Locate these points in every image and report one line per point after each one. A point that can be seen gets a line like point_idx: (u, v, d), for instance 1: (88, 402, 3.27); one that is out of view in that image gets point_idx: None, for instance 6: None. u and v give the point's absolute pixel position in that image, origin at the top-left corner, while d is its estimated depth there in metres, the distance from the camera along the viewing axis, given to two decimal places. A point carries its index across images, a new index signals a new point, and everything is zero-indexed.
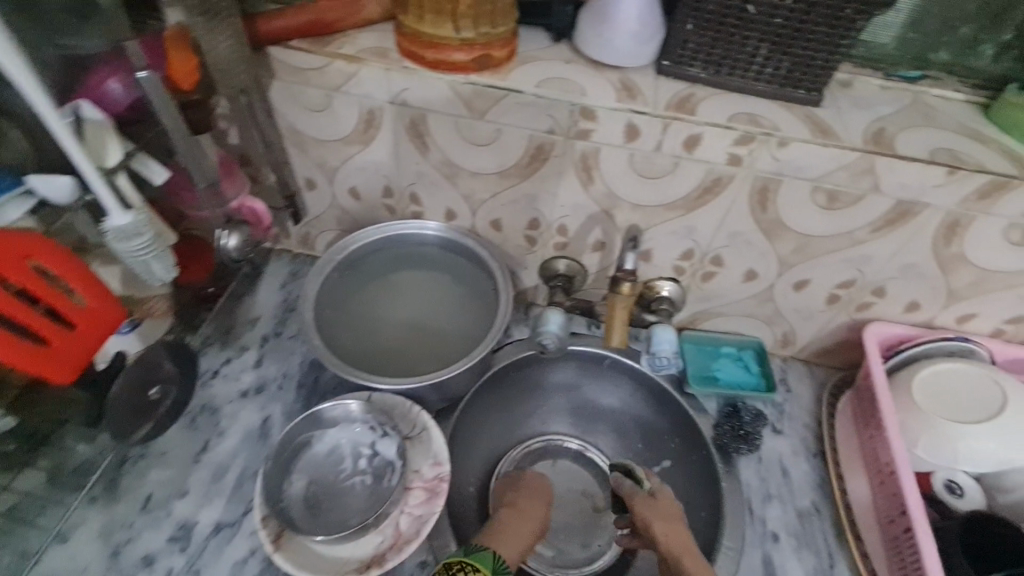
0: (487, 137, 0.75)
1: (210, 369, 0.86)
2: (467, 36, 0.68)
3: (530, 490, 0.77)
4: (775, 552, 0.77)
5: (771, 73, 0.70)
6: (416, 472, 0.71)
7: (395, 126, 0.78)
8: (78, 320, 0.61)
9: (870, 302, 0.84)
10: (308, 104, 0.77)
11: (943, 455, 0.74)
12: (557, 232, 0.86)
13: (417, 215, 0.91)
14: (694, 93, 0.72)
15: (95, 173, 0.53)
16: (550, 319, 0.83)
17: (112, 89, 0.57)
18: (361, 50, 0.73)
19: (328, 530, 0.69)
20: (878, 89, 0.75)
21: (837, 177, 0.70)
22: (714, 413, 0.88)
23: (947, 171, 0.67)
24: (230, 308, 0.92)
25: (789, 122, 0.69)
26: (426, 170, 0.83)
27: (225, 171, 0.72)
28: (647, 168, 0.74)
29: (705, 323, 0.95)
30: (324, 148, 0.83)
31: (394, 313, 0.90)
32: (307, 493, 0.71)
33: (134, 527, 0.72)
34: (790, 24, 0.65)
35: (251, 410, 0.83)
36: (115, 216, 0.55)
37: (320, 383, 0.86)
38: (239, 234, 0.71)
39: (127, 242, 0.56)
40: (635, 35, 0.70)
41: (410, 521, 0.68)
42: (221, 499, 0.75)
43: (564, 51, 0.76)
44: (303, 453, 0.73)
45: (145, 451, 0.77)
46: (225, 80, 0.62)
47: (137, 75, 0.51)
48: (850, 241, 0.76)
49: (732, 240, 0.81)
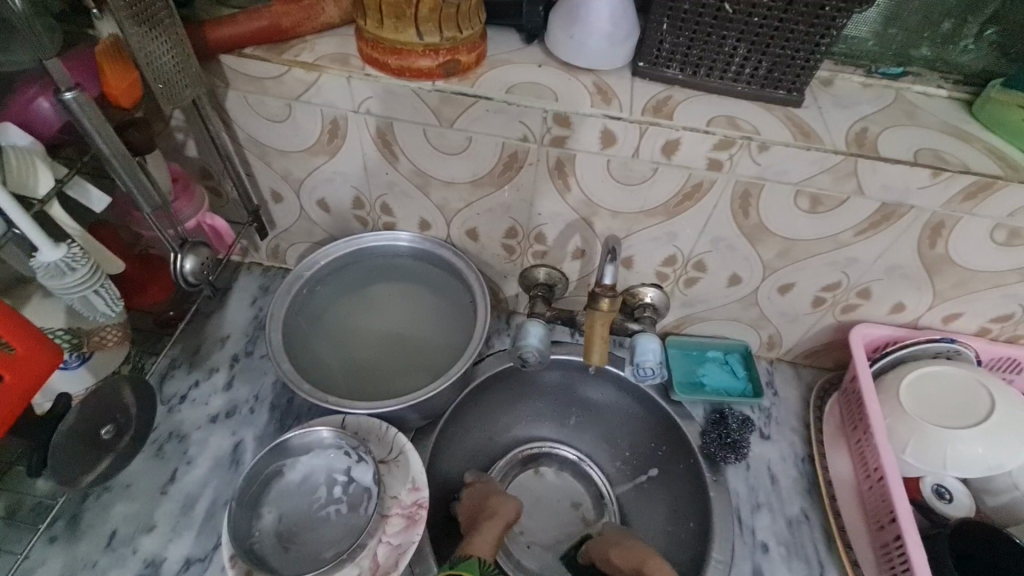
0: (458, 145, 0.72)
1: (177, 393, 0.82)
2: (431, 41, 0.64)
3: (497, 491, 0.80)
4: (765, 563, 0.76)
5: (750, 73, 0.67)
6: (394, 498, 0.68)
7: (361, 136, 0.74)
8: (5, 370, 0.46)
9: (856, 304, 0.82)
10: (268, 114, 0.73)
11: (932, 460, 0.72)
12: (535, 240, 0.83)
13: (390, 226, 0.87)
14: (671, 95, 0.69)
15: (18, 209, 0.47)
16: (530, 332, 0.79)
17: (40, 108, 0.52)
18: (321, 57, 0.69)
19: (302, 564, 0.65)
20: (859, 87, 0.73)
21: (820, 180, 0.67)
22: (701, 420, 0.86)
23: (931, 172, 0.65)
24: (198, 327, 0.89)
25: (770, 124, 0.67)
26: (397, 180, 0.79)
27: (180, 189, 0.70)
28: (625, 174, 0.71)
29: (690, 328, 0.93)
30: (289, 160, 0.79)
31: (369, 328, 0.86)
32: (279, 525, 0.68)
33: (97, 567, 0.68)
34: (767, 23, 0.62)
35: (221, 436, 0.79)
36: (44, 252, 0.50)
37: (294, 404, 0.83)
38: (196, 256, 0.64)
39: (61, 280, 0.51)
40: (608, 37, 0.67)
41: (389, 552, 0.65)
42: (191, 532, 0.71)
43: (536, 53, 0.72)
44: (274, 482, 0.69)
45: (108, 485, 0.74)
46: (170, 95, 0.57)
47: (63, 95, 0.46)
48: (834, 244, 0.74)
49: (715, 245, 0.78)
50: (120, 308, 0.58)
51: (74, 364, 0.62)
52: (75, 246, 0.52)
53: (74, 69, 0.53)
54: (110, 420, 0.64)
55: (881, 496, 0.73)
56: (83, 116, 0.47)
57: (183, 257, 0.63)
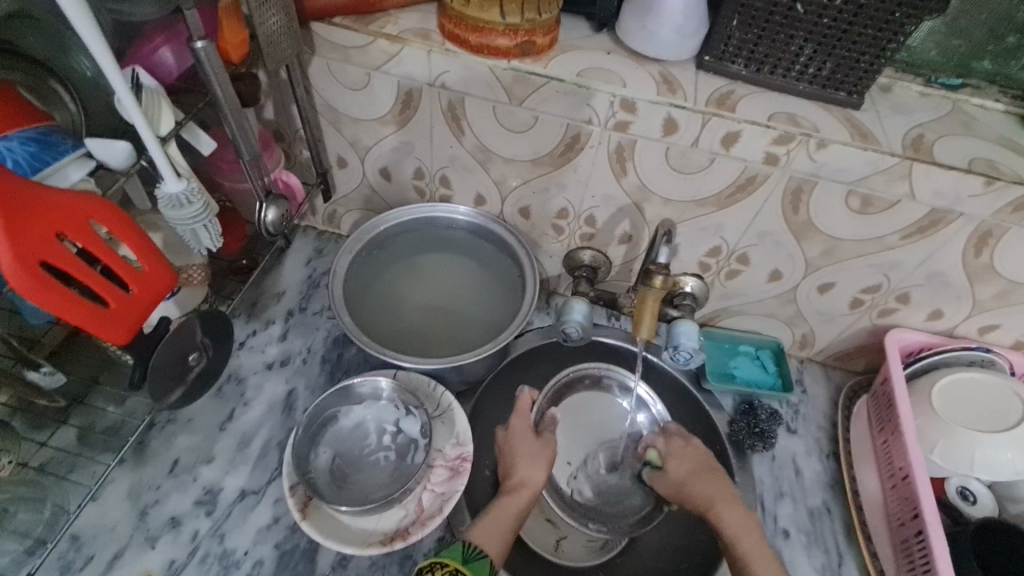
0: (524, 123, 0.76)
1: (236, 340, 0.87)
2: (512, 21, 0.68)
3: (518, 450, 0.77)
4: (785, 549, 0.79)
5: (814, 73, 0.69)
6: (439, 451, 0.74)
7: (432, 110, 0.78)
8: (134, 283, 0.52)
9: (894, 308, 0.84)
10: (347, 82, 0.78)
11: (959, 462, 0.75)
12: (584, 222, 0.86)
13: (446, 199, 0.91)
14: (734, 90, 0.72)
15: (154, 140, 0.53)
16: (574, 309, 0.83)
17: (164, 58, 0.60)
18: (404, 31, 0.73)
19: (352, 501, 0.71)
20: (917, 96, 0.75)
21: (873, 182, 0.70)
22: (730, 410, 0.89)
23: (984, 181, 0.66)
24: (257, 281, 0.94)
25: (829, 124, 0.69)
26: (460, 154, 0.83)
27: (263, 146, 0.77)
28: (682, 163, 0.74)
29: (725, 321, 0.96)
30: (359, 128, 0.84)
31: (417, 295, 0.90)
32: (332, 466, 0.74)
33: (161, 489, 0.73)
34: (836, 25, 0.64)
35: (276, 382, 0.84)
36: (169, 183, 0.56)
37: (344, 359, 0.87)
38: (278, 208, 0.70)
39: (179, 210, 0.57)
40: (679, 29, 0.69)
41: (433, 498, 0.70)
42: (246, 467, 0.76)
43: (605, 41, 0.76)
44: (330, 426, 0.76)
45: (172, 417, 0.79)
46: (273, 54, 0.63)
47: (195, 44, 0.52)
48: (880, 246, 0.76)
49: (761, 240, 0.81)
50: (219, 245, 0.64)
51: (167, 298, 0.68)
52: (193, 182, 0.58)
53: (204, 19, 0.59)
54: (195, 348, 0.67)
55: (902, 494, 0.76)
56: (208, 62, 0.54)
57: (266, 207, 0.69)
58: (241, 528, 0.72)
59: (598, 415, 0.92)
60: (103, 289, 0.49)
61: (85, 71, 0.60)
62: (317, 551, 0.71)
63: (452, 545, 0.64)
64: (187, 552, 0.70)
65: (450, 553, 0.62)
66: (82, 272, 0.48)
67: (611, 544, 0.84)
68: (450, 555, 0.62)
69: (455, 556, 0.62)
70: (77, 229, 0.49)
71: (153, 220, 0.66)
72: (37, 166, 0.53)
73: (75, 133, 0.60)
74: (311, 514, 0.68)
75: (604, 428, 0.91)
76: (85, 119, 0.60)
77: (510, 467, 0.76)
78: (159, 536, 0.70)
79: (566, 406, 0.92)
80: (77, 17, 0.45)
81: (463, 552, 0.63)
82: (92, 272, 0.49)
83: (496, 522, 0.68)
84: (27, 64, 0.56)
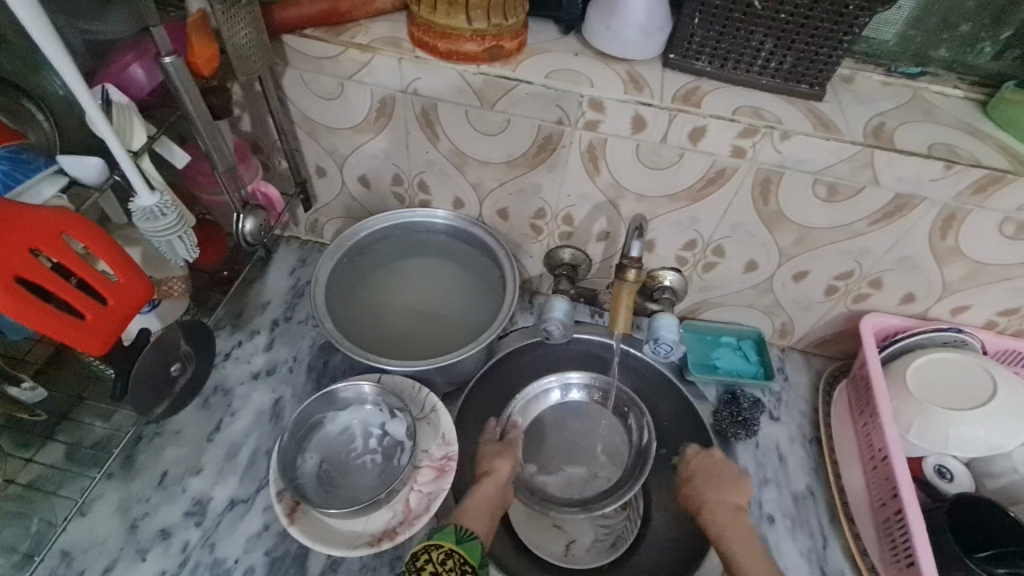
0: (497, 126, 0.77)
1: (222, 351, 0.88)
2: (479, 27, 0.69)
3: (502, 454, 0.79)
4: (770, 533, 0.80)
5: (775, 67, 0.71)
6: (425, 452, 0.75)
7: (407, 116, 0.79)
8: (110, 296, 0.53)
9: (868, 294, 0.86)
10: (322, 92, 0.79)
11: (934, 440, 0.76)
12: (563, 221, 0.88)
13: (426, 204, 0.92)
14: (699, 86, 0.73)
15: (127, 157, 0.54)
16: (555, 306, 0.84)
17: (135, 74, 0.61)
18: (375, 40, 0.74)
19: (339, 505, 0.72)
20: (879, 85, 0.77)
21: (837, 170, 0.72)
22: (713, 400, 0.90)
23: (944, 165, 0.68)
24: (241, 292, 0.94)
25: (792, 115, 0.71)
26: (436, 158, 0.84)
27: (240, 157, 0.79)
28: (653, 159, 0.76)
29: (706, 314, 0.97)
30: (336, 136, 0.85)
31: (399, 300, 0.91)
32: (319, 470, 0.75)
33: (150, 502, 0.74)
34: (794, 19, 0.66)
35: (263, 392, 0.85)
36: (143, 197, 0.57)
37: (330, 365, 0.88)
38: (255, 218, 0.71)
39: (153, 223, 0.58)
40: (642, 28, 0.71)
41: (420, 498, 0.71)
42: (235, 476, 0.77)
43: (572, 43, 0.77)
44: (316, 431, 0.77)
45: (159, 429, 0.79)
46: (244, 67, 0.64)
47: (164, 60, 0.53)
48: (849, 233, 0.78)
49: (735, 231, 0.82)
50: (196, 256, 0.65)
51: (147, 310, 0.70)
52: (167, 195, 0.59)
53: (170, 33, 0.63)
54: (178, 358, 0.68)
55: (884, 475, 0.77)
56: (178, 78, 0.55)
57: (244, 218, 0.70)
58: (230, 537, 0.72)
59: (569, 422, 0.92)
60: (80, 302, 0.50)
61: (58, 90, 0.60)
62: (307, 556, 0.71)
63: (445, 528, 0.65)
64: (178, 562, 0.70)
65: (444, 535, 0.63)
66: (57, 285, 0.49)
67: (621, 541, 0.85)
68: (443, 538, 0.63)
69: (450, 538, 0.63)
70: (49, 244, 0.50)
71: (132, 234, 0.68)
72: (9, 182, 0.54)
73: (50, 151, 0.61)
74: (299, 519, 0.68)
75: (574, 435, 0.92)
76: (59, 136, 0.61)
77: (502, 462, 0.79)
78: (149, 548, 0.71)
79: (550, 416, 0.93)
80: (45, 38, 0.46)
81: (456, 534, 0.64)
82: (68, 286, 0.49)
83: (477, 519, 0.71)
84: (6, 87, 0.59)
